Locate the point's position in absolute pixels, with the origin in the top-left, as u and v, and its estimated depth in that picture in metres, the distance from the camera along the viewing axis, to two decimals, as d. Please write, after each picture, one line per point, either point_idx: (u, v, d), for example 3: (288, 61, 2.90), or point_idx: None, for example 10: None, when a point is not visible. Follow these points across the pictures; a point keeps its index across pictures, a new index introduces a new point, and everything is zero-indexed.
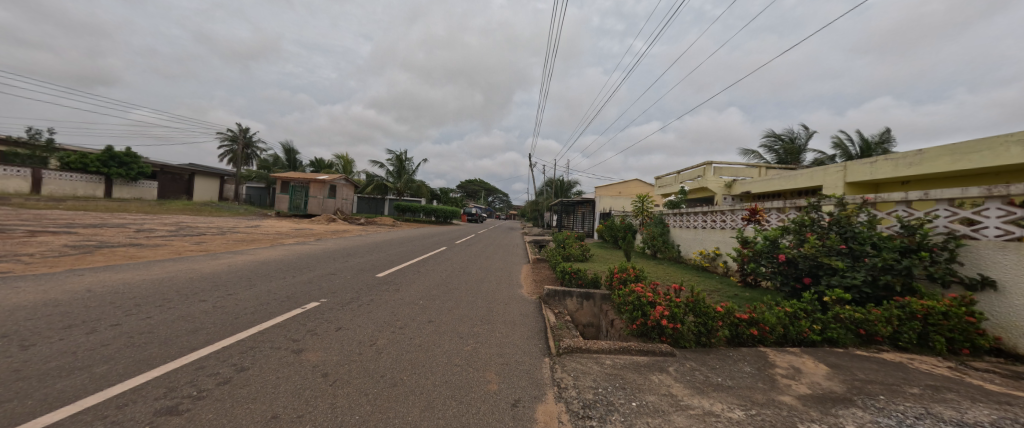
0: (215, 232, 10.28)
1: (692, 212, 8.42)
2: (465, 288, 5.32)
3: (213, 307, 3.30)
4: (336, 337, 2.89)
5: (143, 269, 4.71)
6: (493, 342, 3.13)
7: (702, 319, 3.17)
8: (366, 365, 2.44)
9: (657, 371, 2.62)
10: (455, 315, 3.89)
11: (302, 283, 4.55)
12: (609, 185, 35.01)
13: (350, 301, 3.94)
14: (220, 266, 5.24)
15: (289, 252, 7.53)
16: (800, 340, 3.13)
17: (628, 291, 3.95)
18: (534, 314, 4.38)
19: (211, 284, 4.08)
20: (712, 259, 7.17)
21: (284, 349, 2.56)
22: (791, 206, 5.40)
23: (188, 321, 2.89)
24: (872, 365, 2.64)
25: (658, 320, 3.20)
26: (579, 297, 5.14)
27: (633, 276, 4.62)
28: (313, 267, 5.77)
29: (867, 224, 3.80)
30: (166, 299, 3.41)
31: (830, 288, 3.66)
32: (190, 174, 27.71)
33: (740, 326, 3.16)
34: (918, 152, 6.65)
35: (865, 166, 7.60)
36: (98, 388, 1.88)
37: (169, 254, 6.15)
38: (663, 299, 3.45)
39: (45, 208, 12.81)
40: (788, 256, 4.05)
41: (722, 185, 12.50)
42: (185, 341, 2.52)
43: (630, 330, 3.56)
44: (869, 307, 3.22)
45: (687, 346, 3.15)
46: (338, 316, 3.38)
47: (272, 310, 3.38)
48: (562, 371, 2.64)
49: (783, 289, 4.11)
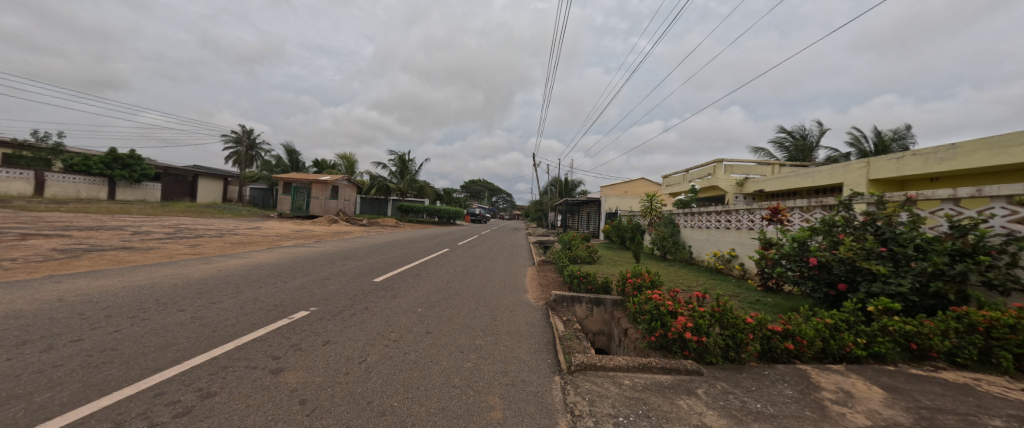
0: (213, 234, 10.06)
1: (704, 211, 8.06)
2: (467, 294, 5.01)
3: (191, 318, 3.02)
4: (322, 353, 2.60)
5: (127, 274, 4.46)
6: (497, 358, 2.82)
7: (731, 331, 2.83)
8: (352, 388, 2.14)
9: (684, 394, 2.29)
10: (455, 325, 3.58)
11: (293, 289, 4.27)
12: (614, 184, 34.59)
13: (343, 310, 3.66)
14: (209, 271, 4.97)
15: (285, 254, 7.27)
16: (843, 356, 2.77)
17: (645, 299, 3.61)
18: (541, 322, 4.07)
19: (194, 292, 3.81)
20: (727, 261, 6.83)
21: (262, 369, 2.26)
22: (817, 205, 5.04)
23: (159, 336, 2.61)
24: (936, 388, 2.28)
25: (680, 332, 2.87)
26: (589, 303, 4.82)
27: (648, 282, 4.27)
28: (308, 271, 5.49)
29: (910, 224, 3.43)
30: (143, 309, 3.15)
31: (871, 296, 3.29)
32: (194, 176, 27.78)
33: (773, 338, 2.81)
34: (950, 146, 6.22)
35: (891, 161, 7.15)
36: (31, 422, 1.58)
37: (160, 258, 5.91)
38: (685, 308, 3.12)
39: (45, 211, 12.76)
40: (820, 259, 3.69)
41: (733, 183, 12.06)
42: (149, 360, 2.23)
43: (647, 342, 3.23)
44: (920, 318, 2.86)
45: (713, 362, 2.80)
46: (327, 328, 3.09)
47: (256, 321, 3.10)
48: (575, 393, 2.31)
49: (815, 296, 3.77)
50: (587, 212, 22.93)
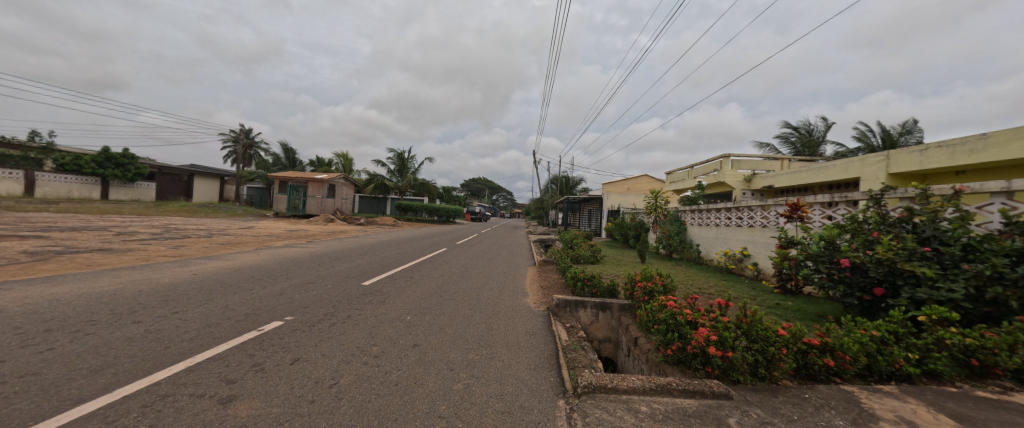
0: (200, 234, 9.73)
1: (713, 209, 7.65)
2: (461, 299, 4.64)
3: (143, 332, 2.66)
4: (288, 374, 2.23)
5: (92, 279, 4.11)
6: (490, 378, 2.44)
7: (761, 345, 2.45)
8: (314, 422, 1.77)
9: (715, 425, 1.91)
10: (446, 336, 3.21)
11: (269, 296, 3.89)
12: (615, 181, 34.26)
13: (322, 320, 3.29)
14: (183, 275, 4.62)
15: (271, 255, 6.90)
16: (891, 373, 2.39)
17: (658, 306, 3.25)
18: (542, 331, 3.69)
19: (158, 300, 3.44)
20: (739, 261, 6.49)
21: (209, 399, 1.89)
22: (842, 200, 4.67)
23: (98, 355, 2.25)
24: (1017, 418, 1.89)
25: (702, 346, 2.49)
26: (594, 309, 4.41)
27: (660, 286, 3.84)
28: (293, 274, 5.14)
29: (959, 221, 3.03)
30: (93, 321, 2.79)
31: (915, 302, 2.91)
32: (190, 175, 27.42)
33: (809, 353, 2.44)
34: (981, 136, 5.79)
35: (914, 154, 6.78)
36: None
37: (136, 260, 5.56)
38: (706, 318, 2.74)
39: (33, 211, 12.50)
40: (853, 260, 3.30)
41: (740, 179, 11.64)
42: (72, 390, 1.87)
43: (662, 356, 2.86)
44: (979, 329, 2.46)
45: (740, 381, 2.42)
46: (299, 342, 2.72)
47: (217, 335, 2.73)
48: (583, 424, 1.93)
49: (847, 301, 3.40)
50: (588, 210, 22.61)
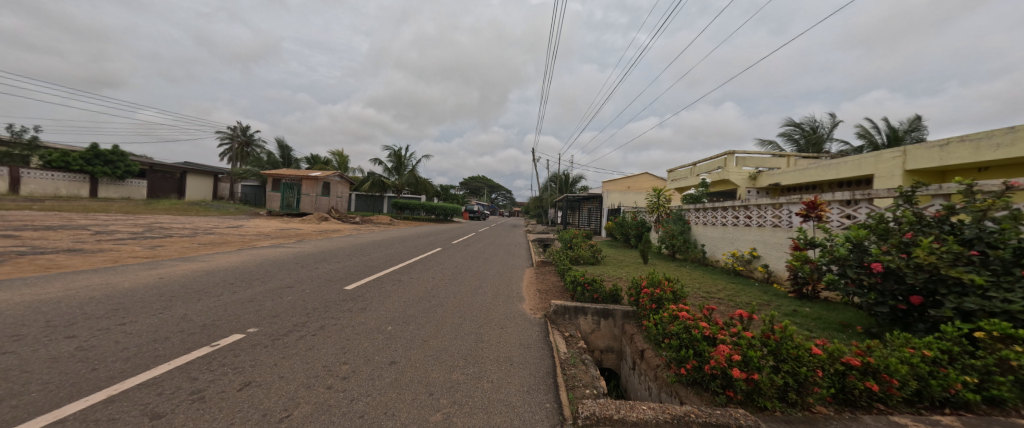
0: (184, 233, 9.34)
1: (719, 208, 7.28)
2: (451, 305, 4.28)
3: (74, 349, 2.29)
4: (231, 405, 1.86)
5: (43, 284, 3.75)
6: (475, 404, 2.09)
7: (792, 366, 2.09)
8: None
9: None
10: (429, 350, 2.84)
11: (236, 303, 3.51)
12: (614, 180, 33.94)
13: (289, 332, 2.91)
14: (147, 279, 4.24)
15: (252, 256, 6.51)
16: (943, 399, 2.04)
17: (668, 316, 2.90)
18: (538, 342, 3.33)
19: (107, 309, 3.06)
20: (747, 262, 6.14)
21: None
22: (863, 197, 4.31)
23: (2, 381, 1.87)
24: None
25: (722, 366, 2.13)
26: (595, 316, 4.05)
27: (669, 293, 3.48)
28: (270, 277, 4.75)
29: (1011, 220, 2.65)
30: (18, 336, 2.41)
31: (960, 312, 2.56)
32: (183, 172, 26.97)
33: (849, 376, 2.08)
34: (1009, 130, 5.44)
35: (933, 149, 6.40)
36: None
37: (103, 261, 5.18)
38: (725, 332, 2.38)
39: (14, 208, 12.12)
40: (885, 265, 2.93)
41: (745, 176, 11.28)
42: None
43: (675, 375, 2.51)
44: None
45: (768, 408, 2.05)
46: (257, 361, 2.35)
47: (161, 352, 2.36)
48: None
49: (879, 311, 3.07)
50: (589, 208, 22.21)
